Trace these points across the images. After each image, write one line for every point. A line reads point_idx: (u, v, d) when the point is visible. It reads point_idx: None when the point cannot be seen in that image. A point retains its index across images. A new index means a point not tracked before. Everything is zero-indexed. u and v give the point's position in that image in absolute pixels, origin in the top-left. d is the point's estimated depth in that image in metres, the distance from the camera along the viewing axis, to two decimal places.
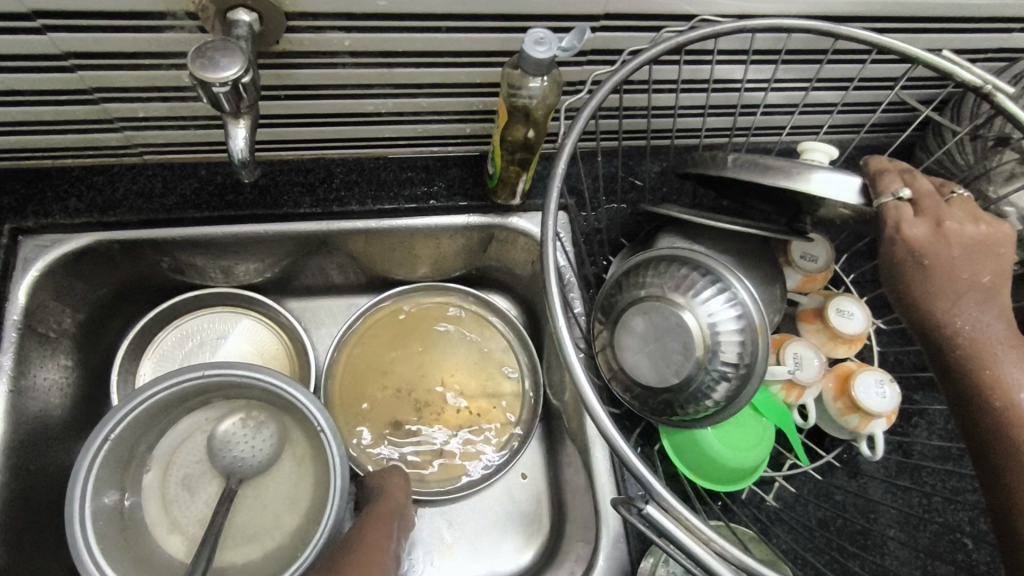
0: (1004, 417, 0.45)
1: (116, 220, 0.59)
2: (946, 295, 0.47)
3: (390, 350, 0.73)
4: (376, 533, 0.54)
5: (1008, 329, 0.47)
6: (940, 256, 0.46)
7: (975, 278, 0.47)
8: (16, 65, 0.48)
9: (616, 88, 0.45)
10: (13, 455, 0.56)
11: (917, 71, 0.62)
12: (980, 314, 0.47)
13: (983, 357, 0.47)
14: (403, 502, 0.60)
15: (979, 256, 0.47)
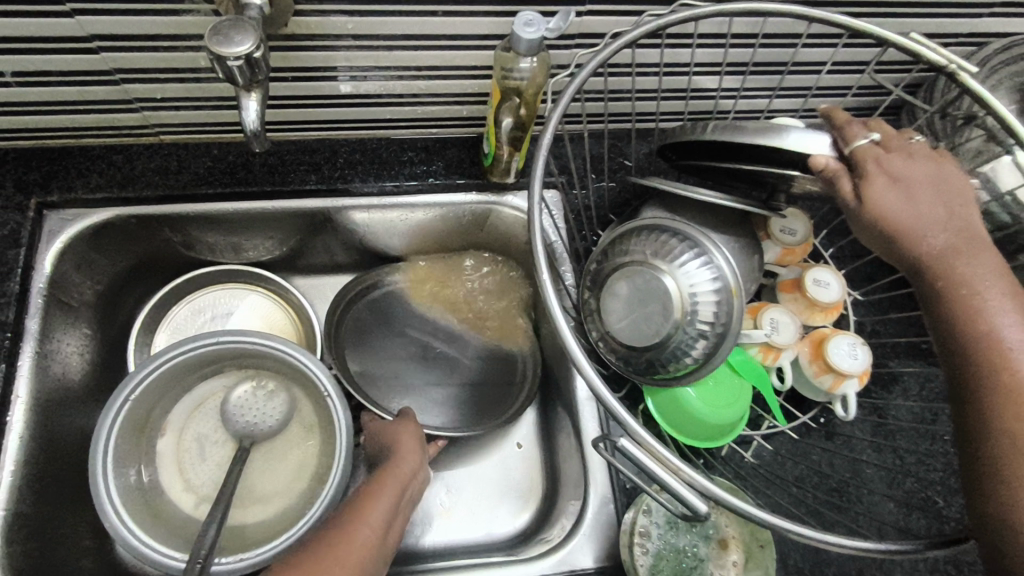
0: (989, 345, 0.44)
1: (135, 195, 0.63)
2: (921, 229, 0.48)
3: (395, 315, 0.76)
4: (377, 492, 0.52)
5: (995, 264, 0.46)
6: (910, 192, 0.48)
7: (946, 212, 0.48)
8: (44, 46, 0.52)
9: (598, 68, 0.48)
10: (41, 416, 0.59)
11: (888, 54, 0.65)
12: (958, 246, 0.47)
13: (967, 295, 0.45)
14: (414, 460, 0.57)
15: (947, 194, 0.49)
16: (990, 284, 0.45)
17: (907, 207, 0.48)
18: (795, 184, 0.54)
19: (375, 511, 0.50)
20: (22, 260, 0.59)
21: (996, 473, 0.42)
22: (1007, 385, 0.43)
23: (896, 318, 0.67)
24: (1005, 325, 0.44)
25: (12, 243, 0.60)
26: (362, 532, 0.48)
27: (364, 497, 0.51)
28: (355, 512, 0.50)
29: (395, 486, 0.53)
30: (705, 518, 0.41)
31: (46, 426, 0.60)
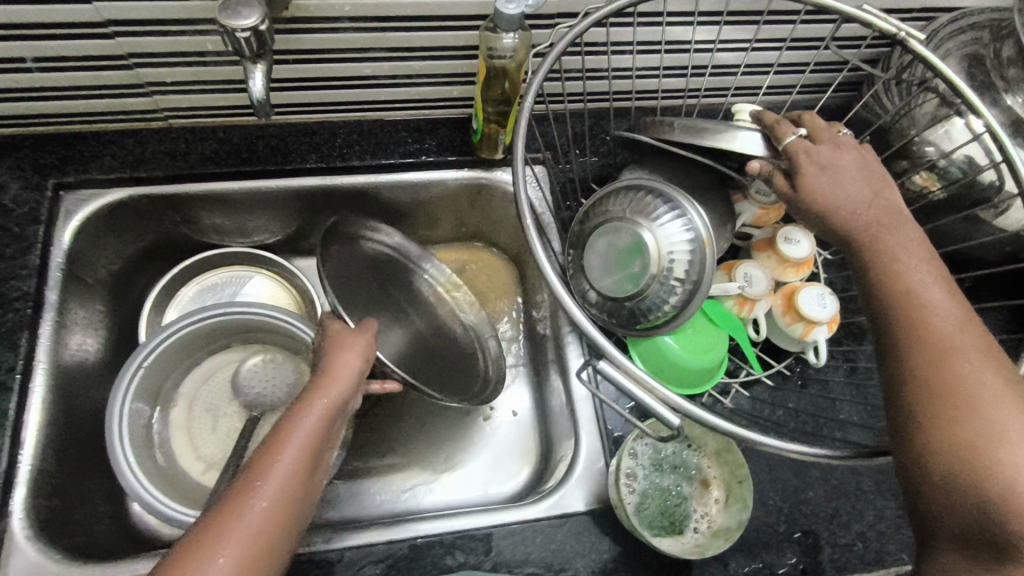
0: (910, 303, 0.48)
1: (146, 175, 0.68)
2: (848, 209, 0.52)
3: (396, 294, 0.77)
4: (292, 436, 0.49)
5: (911, 237, 0.51)
6: (837, 177, 0.53)
7: (869, 194, 0.53)
8: (62, 32, 0.56)
9: (566, 47, 0.54)
10: (63, 382, 0.63)
11: (846, 29, 0.70)
12: (880, 221, 0.52)
13: (890, 264, 0.50)
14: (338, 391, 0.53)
15: (870, 178, 0.54)
16: (905, 252, 0.50)
17: (836, 188, 0.53)
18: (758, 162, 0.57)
19: (287, 456, 0.47)
20: (41, 237, 0.63)
21: (911, 409, 0.45)
22: (926, 335, 0.46)
23: None
24: (920, 287, 0.48)
25: (32, 221, 0.64)
26: (271, 484, 0.45)
27: (276, 443, 0.48)
28: (263, 462, 0.47)
29: (311, 425, 0.50)
30: (679, 431, 0.46)
31: (66, 390, 0.63)
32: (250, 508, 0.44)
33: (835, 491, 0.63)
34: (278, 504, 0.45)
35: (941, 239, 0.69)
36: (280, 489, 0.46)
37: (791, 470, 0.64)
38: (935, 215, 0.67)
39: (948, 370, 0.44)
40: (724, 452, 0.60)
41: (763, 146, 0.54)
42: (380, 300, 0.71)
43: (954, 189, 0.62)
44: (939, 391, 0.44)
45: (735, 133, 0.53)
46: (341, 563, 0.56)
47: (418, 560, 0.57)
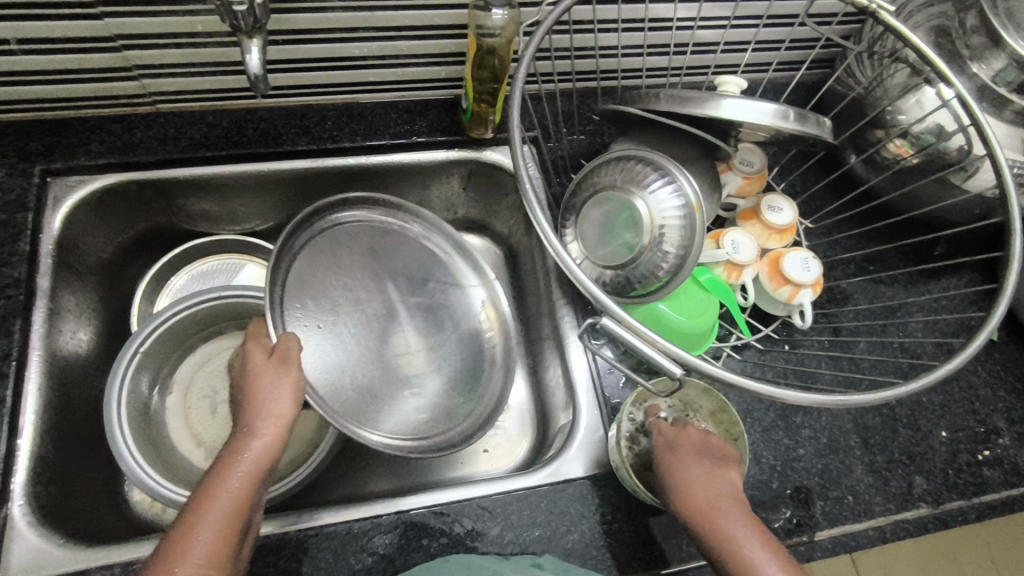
0: (729, 558, 0.48)
1: (135, 159, 0.67)
2: (713, 514, 0.51)
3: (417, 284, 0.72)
4: (220, 488, 0.48)
5: (710, 499, 0.52)
6: (702, 480, 0.53)
7: (725, 498, 0.52)
8: (48, 12, 0.56)
9: (554, 25, 0.55)
10: (58, 369, 0.62)
11: (818, 6, 0.72)
12: (725, 496, 0.52)
13: (714, 523, 0.50)
14: (256, 440, 0.51)
15: (703, 468, 0.54)
16: (698, 497, 0.52)
17: (709, 497, 0.52)
18: (745, 130, 0.59)
19: (215, 510, 0.46)
20: (30, 223, 0.63)
21: None
22: None
23: (843, 241, 0.76)
24: (696, 488, 0.52)
25: (20, 207, 0.63)
26: (202, 540, 0.45)
27: (205, 497, 0.47)
28: (199, 510, 0.46)
29: (243, 470, 0.49)
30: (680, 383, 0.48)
31: (60, 378, 0.62)
32: (183, 568, 0.43)
33: (824, 448, 0.66)
34: (211, 555, 0.44)
35: (914, 204, 0.72)
36: (211, 542, 0.45)
37: (782, 429, 0.66)
38: (908, 182, 0.69)
39: (715, 528, 0.50)
40: (719, 414, 0.62)
41: (749, 112, 0.56)
42: (305, 268, 0.65)
43: (924, 156, 0.65)
44: (688, 508, 0.52)
45: (719, 101, 0.56)
46: (350, 535, 0.57)
47: (426, 530, 0.58)
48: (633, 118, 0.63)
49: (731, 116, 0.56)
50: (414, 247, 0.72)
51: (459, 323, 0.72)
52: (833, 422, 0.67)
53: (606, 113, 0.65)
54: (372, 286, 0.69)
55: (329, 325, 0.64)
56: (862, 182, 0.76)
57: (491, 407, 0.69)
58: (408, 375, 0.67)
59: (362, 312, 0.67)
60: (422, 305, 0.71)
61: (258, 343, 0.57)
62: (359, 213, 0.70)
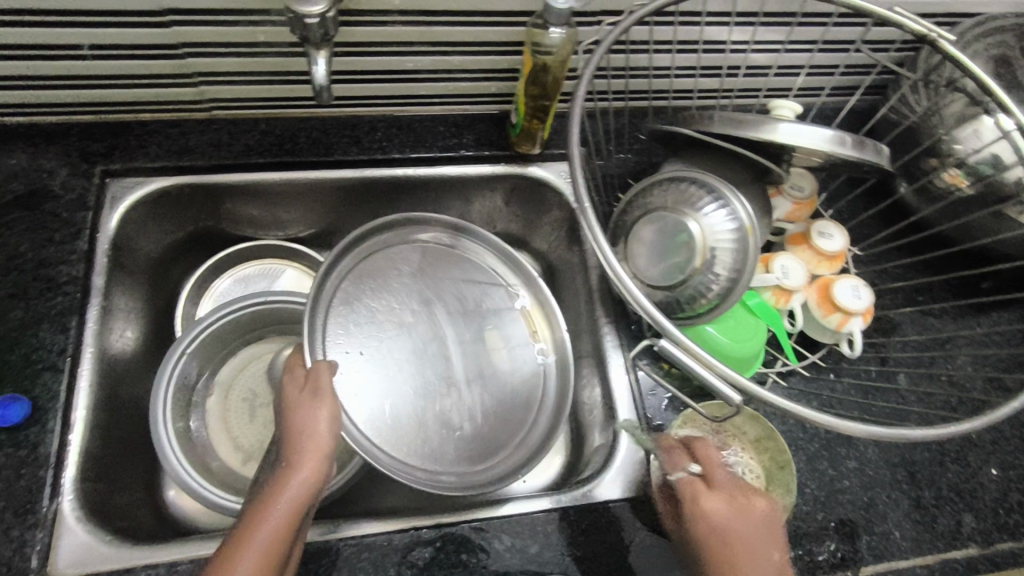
0: None
1: (190, 163, 0.69)
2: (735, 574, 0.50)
3: (464, 298, 0.71)
4: (265, 516, 0.48)
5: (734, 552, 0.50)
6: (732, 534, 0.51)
7: (751, 552, 0.50)
8: (120, 20, 0.57)
9: (613, 45, 0.56)
10: (109, 367, 0.63)
11: (874, 33, 0.72)
12: (751, 555, 0.50)
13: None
14: (301, 468, 0.51)
15: (736, 522, 0.51)
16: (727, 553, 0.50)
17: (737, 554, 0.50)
18: (799, 155, 0.59)
19: (254, 543, 0.46)
20: (89, 222, 0.64)
21: None
22: None
23: (891, 270, 0.74)
24: (732, 556, 0.50)
25: (80, 207, 0.65)
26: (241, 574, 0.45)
27: (251, 524, 0.47)
28: (246, 536, 0.47)
29: (289, 498, 0.49)
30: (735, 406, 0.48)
31: (109, 376, 0.63)
32: None
33: (869, 480, 0.64)
34: None
35: (967, 236, 0.70)
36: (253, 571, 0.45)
37: (826, 459, 0.65)
38: (961, 213, 0.68)
39: None
40: (765, 440, 0.62)
41: (808, 136, 0.55)
42: (348, 293, 0.66)
43: (981, 188, 0.64)
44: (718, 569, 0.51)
45: (777, 125, 0.56)
46: (391, 547, 0.56)
47: (465, 545, 0.58)
48: (685, 139, 0.63)
49: (790, 140, 0.55)
50: (462, 267, 0.72)
51: (509, 343, 0.71)
52: (878, 454, 0.66)
53: (656, 134, 0.65)
54: (418, 308, 0.69)
55: (371, 348, 0.65)
56: (912, 211, 0.75)
57: (545, 423, 0.68)
58: (452, 399, 0.66)
59: (405, 335, 0.67)
60: (470, 328, 0.70)
61: (295, 375, 0.58)
62: (403, 237, 0.71)
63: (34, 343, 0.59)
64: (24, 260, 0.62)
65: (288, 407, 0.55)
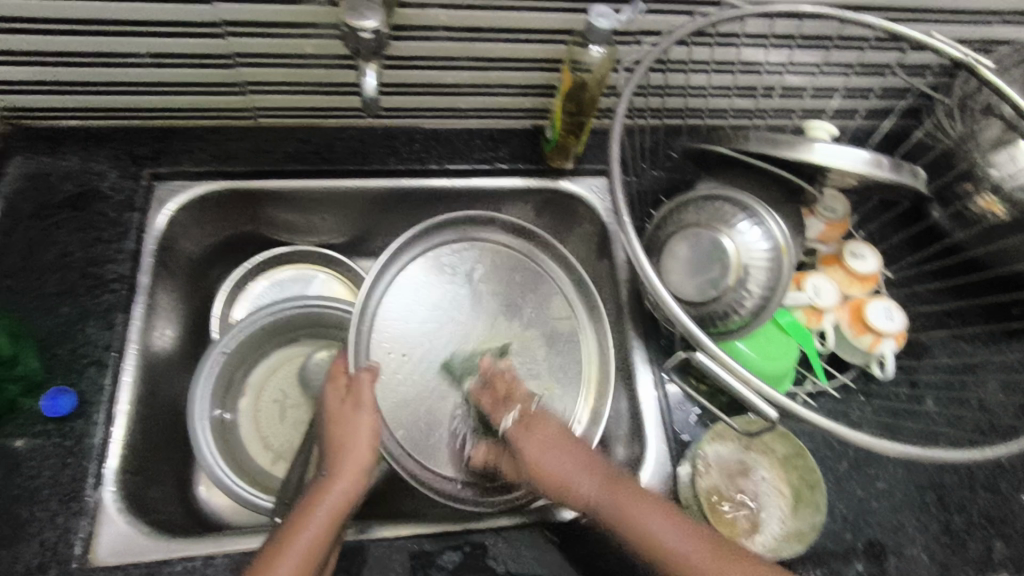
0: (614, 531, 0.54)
1: (234, 168, 0.71)
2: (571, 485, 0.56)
3: (516, 306, 0.71)
4: (307, 519, 0.51)
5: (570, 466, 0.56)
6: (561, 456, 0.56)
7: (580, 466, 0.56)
8: (177, 30, 0.60)
9: (653, 63, 0.57)
10: (149, 362, 0.65)
11: (910, 57, 0.72)
12: (576, 467, 0.56)
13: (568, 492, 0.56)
14: (342, 476, 0.54)
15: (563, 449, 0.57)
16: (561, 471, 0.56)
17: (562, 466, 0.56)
18: (833, 177, 0.59)
19: (296, 546, 0.50)
20: (137, 223, 0.66)
21: None
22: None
23: (922, 293, 0.74)
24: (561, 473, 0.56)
25: (128, 208, 0.67)
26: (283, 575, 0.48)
27: (293, 527, 0.51)
28: (288, 538, 0.50)
29: (329, 504, 0.53)
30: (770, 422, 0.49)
31: (150, 372, 0.65)
32: None
33: (899, 504, 0.64)
34: None
35: (1004, 260, 0.70)
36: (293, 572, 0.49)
37: (855, 480, 0.64)
38: (998, 236, 0.68)
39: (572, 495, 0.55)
40: (794, 458, 0.62)
41: (845, 158, 0.56)
42: (394, 301, 0.67)
43: (1017, 213, 0.64)
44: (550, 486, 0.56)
45: (813, 146, 0.56)
46: (420, 550, 0.57)
47: (490, 551, 0.58)
48: (718, 157, 0.64)
49: (826, 161, 0.56)
50: (503, 272, 0.72)
51: (557, 349, 0.70)
52: (908, 478, 0.65)
53: (690, 153, 0.66)
54: (461, 317, 0.69)
55: (411, 356, 0.66)
56: (946, 235, 0.74)
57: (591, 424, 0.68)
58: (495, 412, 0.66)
59: (445, 347, 0.67)
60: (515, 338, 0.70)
61: (336, 384, 0.60)
62: (455, 244, 0.71)
63: (81, 339, 0.61)
64: (74, 258, 0.64)
65: (330, 415, 0.58)
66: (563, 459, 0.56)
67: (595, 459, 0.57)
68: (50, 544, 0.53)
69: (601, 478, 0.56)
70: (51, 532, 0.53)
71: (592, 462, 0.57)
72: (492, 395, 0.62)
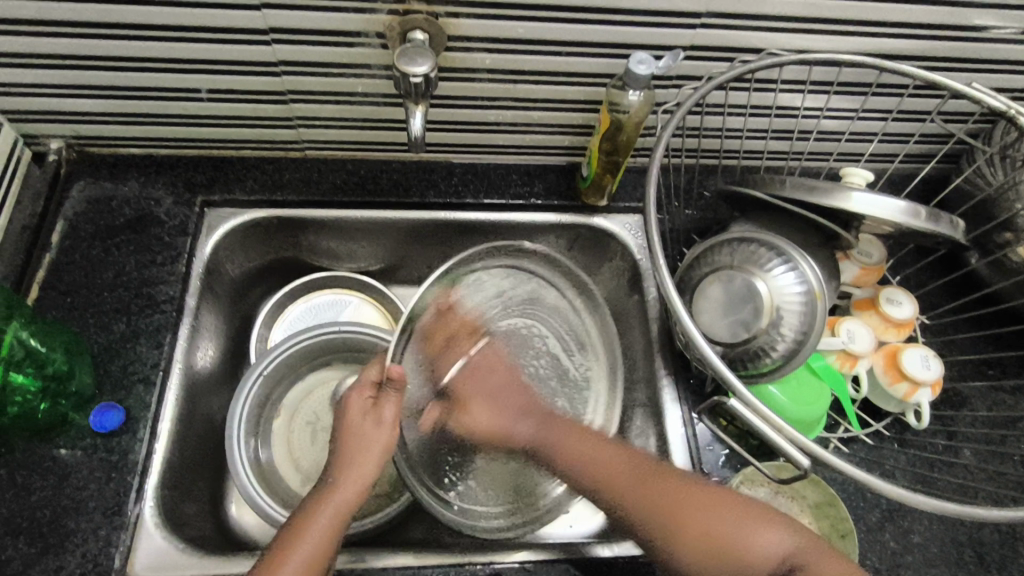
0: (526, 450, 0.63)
1: (282, 198, 0.74)
2: (501, 419, 0.64)
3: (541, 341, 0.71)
4: (311, 521, 0.54)
5: (490, 400, 0.64)
6: (485, 393, 0.64)
7: (513, 405, 0.64)
8: (237, 69, 0.63)
9: (692, 107, 0.59)
10: (194, 382, 0.67)
11: (949, 105, 0.73)
12: (517, 420, 0.63)
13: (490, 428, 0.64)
14: (350, 482, 0.56)
15: (489, 386, 0.64)
16: (494, 411, 0.64)
17: (485, 400, 0.64)
18: (868, 223, 0.59)
19: (299, 551, 0.52)
20: (188, 247, 0.70)
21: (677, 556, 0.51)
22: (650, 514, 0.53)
23: (960, 341, 0.73)
24: (478, 409, 0.64)
25: (181, 232, 0.70)
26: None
27: (295, 531, 0.53)
28: (291, 540, 0.52)
29: (333, 509, 0.55)
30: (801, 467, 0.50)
31: (194, 390, 0.67)
32: None
33: (934, 558, 0.62)
34: None
35: None
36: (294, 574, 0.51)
37: (889, 531, 0.63)
38: None
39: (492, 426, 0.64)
40: (826, 506, 0.61)
41: (880, 206, 0.56)
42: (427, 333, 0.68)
43: None
44: (476, 422, 0.64)
45: (848, 194, 0.57)
46: None
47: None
48: (752, 200, 0.65)
49: (861, 210, 0.56)
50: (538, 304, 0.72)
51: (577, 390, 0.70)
52: (945, 531, 0.64)
53: (723, 194, 0.67)
54: (488, 338, 0.69)
55: (446, 383, 0.67)
56: (985, 283, 0.73)
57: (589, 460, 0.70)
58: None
59: None
60: (545, 372, 0.70)
61: (363, 393, 0.60)
62: (498, 272, 0.71)
63: (132, 357, 0.64)
64: (129, 278, 0.67)
65: (349, 421, 0.59)
66: (499, 406, 0.64)
67: (530, 403, 0.64)
68: (93, 556, 0.55)
69: (529, 422, 0.63)
70: (93, 544, 0.55)
71: (525, 400, 0.64)
72: (445, 331, 0.65)
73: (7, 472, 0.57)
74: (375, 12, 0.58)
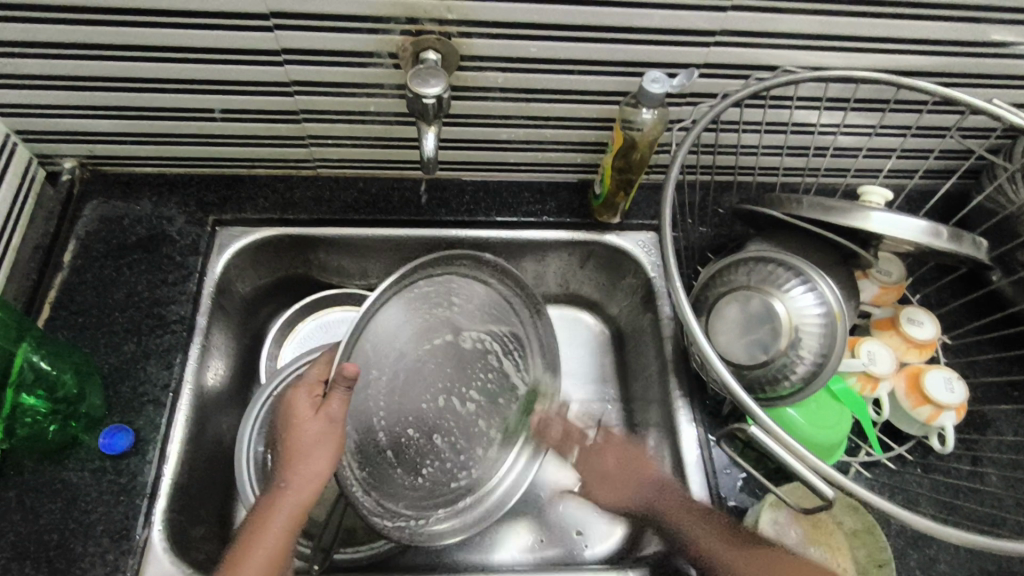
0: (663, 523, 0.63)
1: (293, 217, 0.74)
2: (619, 488, 0.67)
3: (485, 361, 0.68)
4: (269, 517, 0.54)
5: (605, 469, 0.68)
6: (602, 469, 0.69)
7: (626, 476, 0.67)
8: (251, 90, 0.63)
9: (708, 126, 0.58)
10: (203, 403, 0.66)
11: (969, 121, 0.71)
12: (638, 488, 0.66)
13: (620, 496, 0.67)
14: (302, 482, 0.54)
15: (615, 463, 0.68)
16: (617, 488, 0.67)
17: (607, 479, 0.68)
18: (888, 242, 0.58)
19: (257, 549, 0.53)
20: (199, 266, 0.69)
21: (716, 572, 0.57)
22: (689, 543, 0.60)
23: (984, 362, 0.71)
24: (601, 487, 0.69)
25: (193, 251, 0.70)
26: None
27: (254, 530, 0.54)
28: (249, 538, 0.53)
29: (286, 509, 0.54)
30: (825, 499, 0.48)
31: (204, 410, 0.67)
32: None
33: None
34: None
35: None
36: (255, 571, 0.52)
37: (913, 560, 0.61)
38: None
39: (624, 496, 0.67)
40: (863, 534, 0.60)
41: (901, 226, 0.55)
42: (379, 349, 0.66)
43: None
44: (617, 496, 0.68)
45: (868, 213, 0.55)
46: None
47: None
48: (768, 218, 0.64)
49: (882, 229, 0.55)
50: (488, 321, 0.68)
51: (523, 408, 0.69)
52: (971, 560, 0.62)
53: (739, 213, 0.66)
54: (431, 354, 0.65)
55: (387, 394, 0.62)
56: (1009, 303, 0.72)
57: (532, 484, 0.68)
58: (475, 467, 0.67)
59: (416, 389, 0.64)
60: (491, 388, 0.68)
61: (310, 394, 0.56)
62: (454, 287, 0.66)
63: (142, 377, 0.63)
64: (140, 298, 0.67)
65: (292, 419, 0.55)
66: (616, 476, 0.68)
67: (645, 468, 0.66)
68: None
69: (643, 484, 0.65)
70: (100, 570, 0.55)
71: (636, 464, 0.67)
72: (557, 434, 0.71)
73: (16, 494, 0.57)
74: (389, 33, 0.58)
